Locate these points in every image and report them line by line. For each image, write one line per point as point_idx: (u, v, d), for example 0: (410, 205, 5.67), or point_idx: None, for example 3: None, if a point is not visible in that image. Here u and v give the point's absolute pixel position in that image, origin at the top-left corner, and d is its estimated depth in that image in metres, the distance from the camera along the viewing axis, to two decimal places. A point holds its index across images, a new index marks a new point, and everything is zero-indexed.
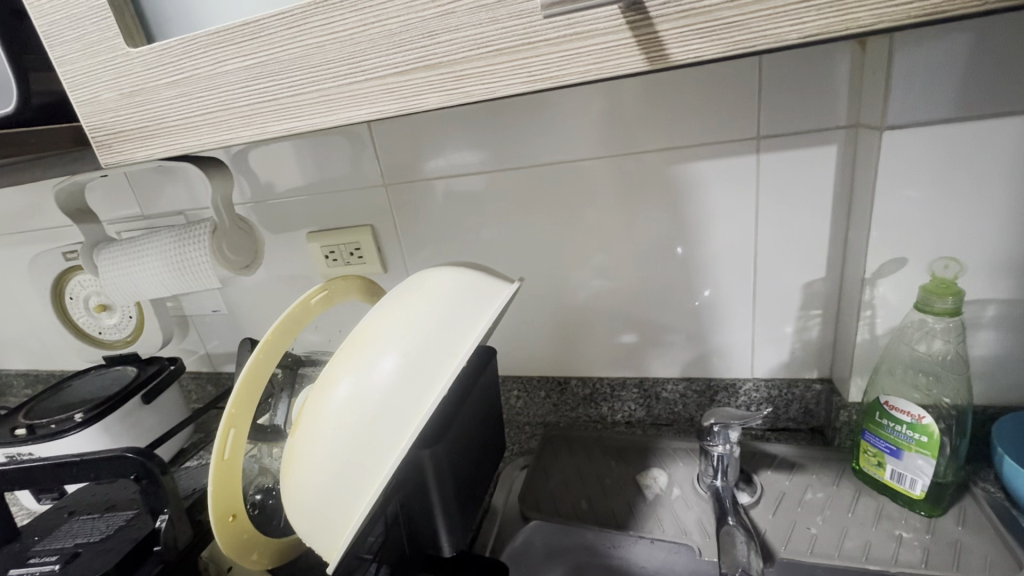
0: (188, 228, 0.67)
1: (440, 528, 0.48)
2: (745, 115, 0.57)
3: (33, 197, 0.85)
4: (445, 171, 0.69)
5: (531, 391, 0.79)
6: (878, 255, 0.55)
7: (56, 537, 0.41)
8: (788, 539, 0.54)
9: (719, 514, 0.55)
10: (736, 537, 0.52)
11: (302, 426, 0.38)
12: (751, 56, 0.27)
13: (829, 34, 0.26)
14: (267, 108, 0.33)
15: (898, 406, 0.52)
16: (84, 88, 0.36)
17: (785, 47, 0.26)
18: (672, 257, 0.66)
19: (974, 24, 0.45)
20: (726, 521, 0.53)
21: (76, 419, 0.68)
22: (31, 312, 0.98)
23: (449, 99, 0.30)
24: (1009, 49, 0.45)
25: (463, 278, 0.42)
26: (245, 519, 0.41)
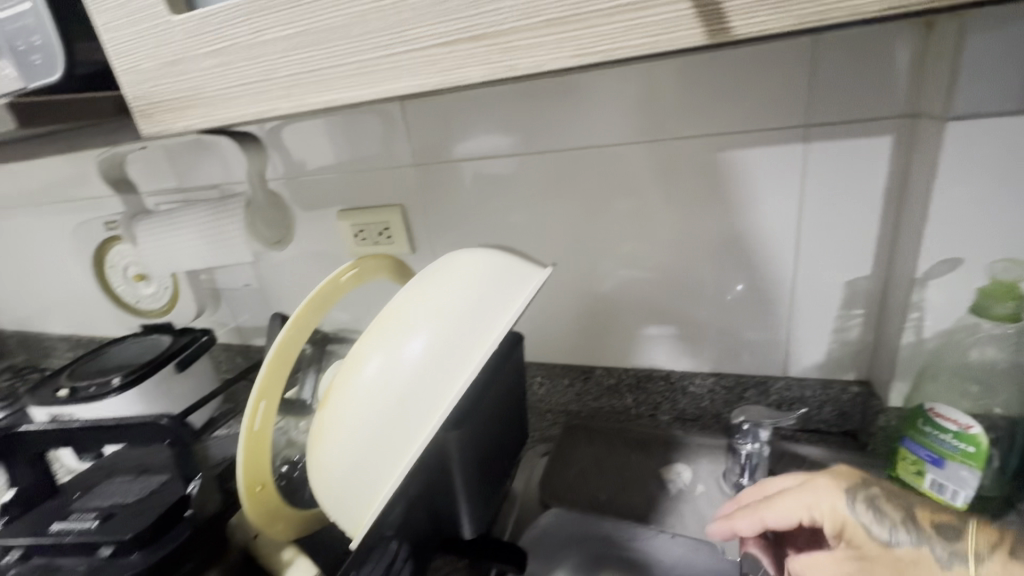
0: (222, 202, 0.67)
1: (462, 511, 0.50)
2: (792, 102, 0.54)
3: (75, 168, 0.87)
4: (477, 151, 0.68)
5: (554, 378, 0.78)
6: (931, 254, 0.52)
7: (95, 496, 0.42)
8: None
9: None
10: None
11: (330, 402, 0.38)
12: (822, 31, 0.25)
13: (913, 7, 0.23)
14: (305, 79, 0.32)
15: (944, 413, 0.50)
16: (126, 57, 0.36)
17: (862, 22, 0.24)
18: (708, 249, 0.63)
19: None
20: None
21: (114, 383, 0.71)
22: (74, 279, 1.02)
23: (493, 73, 0.29)
24: None
25: (495, 258, 0.41)
26: (273, 491, 0.42)
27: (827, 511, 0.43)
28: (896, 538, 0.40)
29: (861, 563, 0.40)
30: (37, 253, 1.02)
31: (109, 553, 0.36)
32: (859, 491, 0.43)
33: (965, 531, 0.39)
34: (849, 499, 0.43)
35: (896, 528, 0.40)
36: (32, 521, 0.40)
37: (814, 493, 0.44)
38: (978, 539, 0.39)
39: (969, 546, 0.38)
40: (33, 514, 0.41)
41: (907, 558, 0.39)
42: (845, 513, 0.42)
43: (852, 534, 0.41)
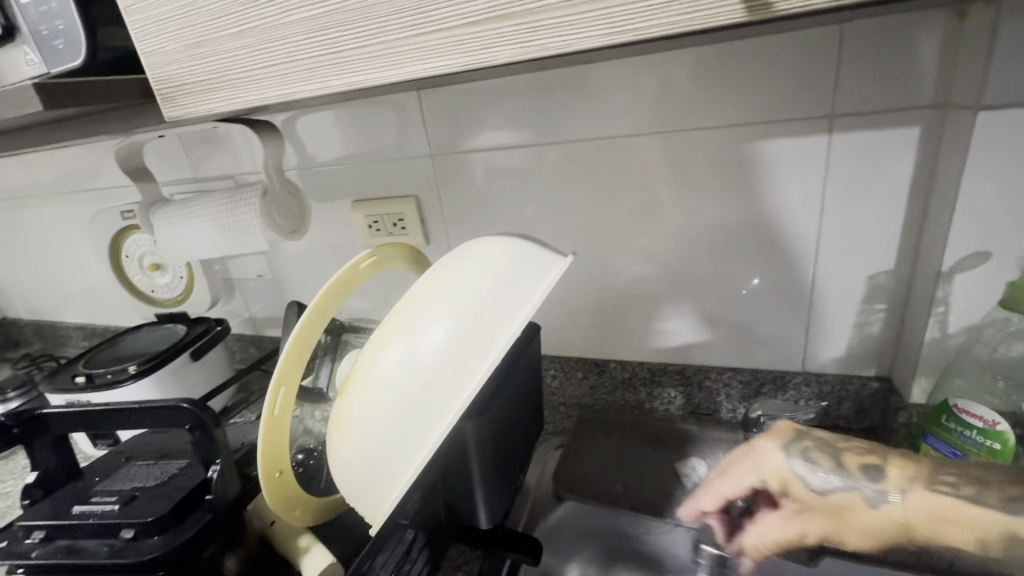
0: (239, 191, 0.67)
1: (478, 501, 0.48)
2: (817, 92, 0.53)
3: (92, 158, 0.88)
4: (494, 142, 0.68)
5: (568, 371, 0.77)
6: (958, 247, 0.50)
7: (115, 480, 0.42)
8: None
9: None
10: None
11: (351, 388, 0.38)
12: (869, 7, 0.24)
13: None
14: (331, 61, 0.32)
15: (969, 410, 0.49)
16: (150, 39, 0.36)
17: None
18: (727, 241, 0.63)
19: None
20: None
21: (130, 371, 0.72)
22: (90, 269, 1.03)
23: (523, 53, 0.28)
24: None
25: (517, 246, 0.40)
26: (291, 477, 0.42)
27: (770, 472, 0.47)
28: (826, 487, 0.43)
29: (805, 512, 0.46)
30: (54, 243, 1.03)
31: (131, 536, 0.36)
32: (795, 447, 0.46)
33: (886, 467, 0.42)
34: (787, 456, 0.46)
35: (827, 474, 0.43)
36: (54, 504, 0.40)
37: (758, 458, 0.48)
38: (898, 471, 0.41)
39: (889, 482, 0.41)
40: (54, 497, 0.41)
41: (843, 505, 0.43)
42: (784, 471, 0.46)
43: (793, 490, 0.45)
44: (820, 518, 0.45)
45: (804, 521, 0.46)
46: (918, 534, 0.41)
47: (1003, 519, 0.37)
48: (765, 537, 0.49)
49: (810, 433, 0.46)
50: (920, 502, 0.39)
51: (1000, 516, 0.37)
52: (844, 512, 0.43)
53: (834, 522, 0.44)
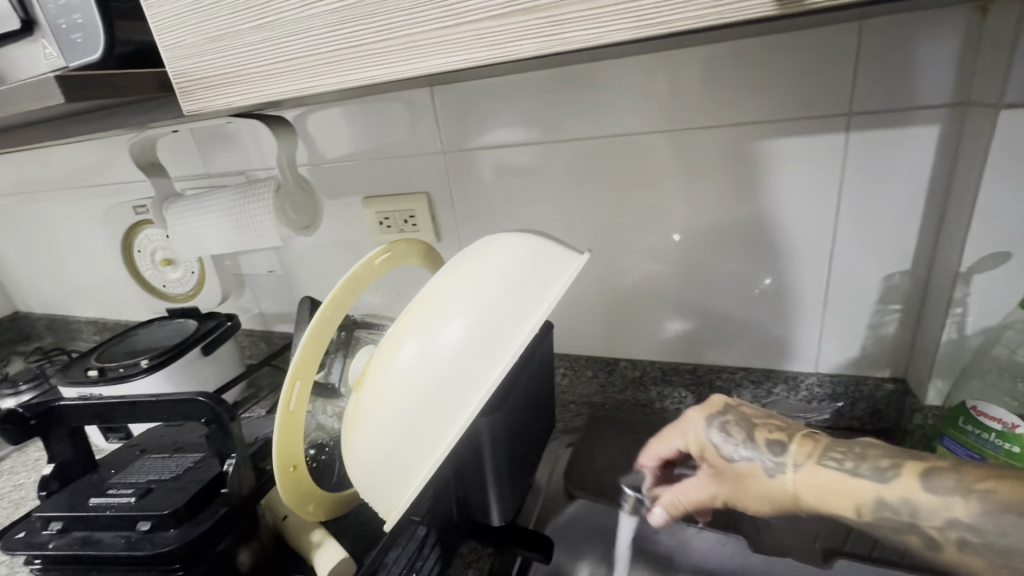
0: (251, 187, 0.68)
1: (491, 497, 0.48)
2: (834, 89, 0.53)
3: (106, 153, 0.88)
4: (506, 139, 0.67)
5: (578, 370, 0.77)
6: (977, 247, 0.50)
7: (131, 472, 0.42)
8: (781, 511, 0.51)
9: None
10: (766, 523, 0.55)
11: (367, 383, 0.38)
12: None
13: None
14: (352, 54, 0.32)
15: (987, 412, 0.48)
16: (170, 33, 0.36)
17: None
18: (740, 241, 0.62)
19: None
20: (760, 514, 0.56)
21: (141, 365, 0.72)
22: (102, 264, 1.04)
23: (546, 46, 0.28)
24: None
25: (535, 242, 0.40)
26: (305, 472, 0.42)
27: (691, 437, 0.47)
28: (734, 454, 0.43)
29: (715, 478, 0.45)
30: (67, 237, 1.04)
31: (147, 528, 0.37)
32: (714, 417, 0.46)
33: (790, 444, 0.42)
34: (706, 424, 0.46)
35: (738, 445, 0.43)
36: (70, 495, 0.40)
37: (682, 425, 0.49)
38: (800, 448, 0.41)
39: (789, 457, 0.41)
40: (71, 488, 0.42)
41: (745, 471, 0.43)
42: (703, 437, 0.46)
43: (707, 455, 0.46)
44: (724, 486, 0.45)
45: (710, 487, 0.46)
46: (806, 508, 0.40)
47: (870, 484, 0.37)
48: (680, 495, 0.47)
49: (731, 408, 0.47)
50: (809, 475, 0.40)
51: (875, 485, 0.37)
52: (745, 479, 0.43)
53: (735, 489, 0.44)
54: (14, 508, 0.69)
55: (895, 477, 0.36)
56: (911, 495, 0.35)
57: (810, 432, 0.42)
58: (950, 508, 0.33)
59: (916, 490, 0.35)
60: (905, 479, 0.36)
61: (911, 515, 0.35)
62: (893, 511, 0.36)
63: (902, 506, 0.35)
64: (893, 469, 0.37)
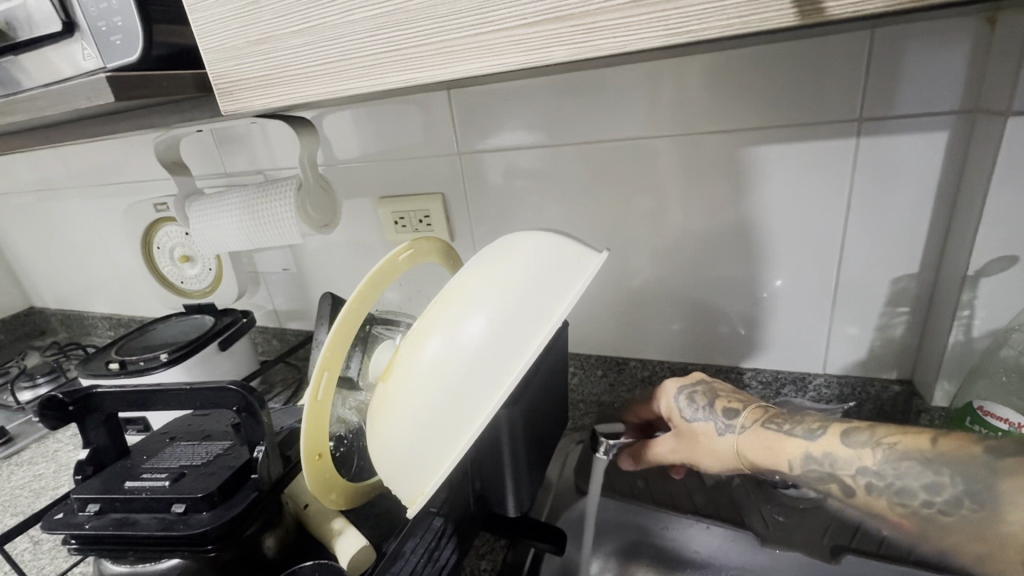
0: (273, 186, 0.69)
1: (507, 490, 0.50)
2: (845, 96, 0.54)
3: (127, 151, 0.90)
4: (517, 142, 0.69)
5: (588, 369, 0.78)
6: (985, 251, 0.51)
7: (162, 458, 0.44)
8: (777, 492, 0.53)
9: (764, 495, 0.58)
10: (773, 517, 0.57)
11: (394, 374, 0.39)
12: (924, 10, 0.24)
13: None
14: (389, 58, 0.33)
15: (994, 412, 0.49)
16: (212, 36, 0.38)
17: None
18: (751, 242, 0.63)
19: None
20: (768, 509, 0.57)
21: (161, 359, 0.74)
22: (118, 260, 1.06)
23: (577, 53, 0.29)
24: None
25: (555, 241, 0.42)
26: (329, 460, 0.43)
27: (662, 404, 0.55)
28: (693, 417, 0.51)
29: (675, 438, 0.52)
30: (86, 234, 1.06)
31: (182, 511, 0.38)
32: (685, 388, 0.53)
33: (741, 411, 0.49)
34: (677, 393, 0.53)
35: (698, 409, 0.51)
36: (106, 479, 0.42)
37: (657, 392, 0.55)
38: (749, 415, 0.49)
39: (740, 421, 0.48)
40: (105, 473, 0.43)
41: (699, 429, 0.50)
42: (672, 403, 0.53)
43: (671, 419, 0.53)
44: (681, 445, 0.52)
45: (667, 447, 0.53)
46: (748, 465, 0.48)
47: (802, 442, 0.45)
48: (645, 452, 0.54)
49: (702, 383, 0.54)
50: (754, 437, 0.47)
51: (805, 442, 0.45)
52: (699, 437, 0.50)
53: (690, 446, 0.51)
54: (37, 497, 0.71)
55: (822, 435, 0.45)
56: (831, 449, 0.44)
57: (763, 405, 0.50)
58: (862, 458, 0.42)
59: (838, 446, 0.43)
60: (829, 436, 0.44)
61: (832, 466, 0.43)
62: (818, 463, 0.44)
63: (825, 458, 0.44)
64: (821, 429, 0.45)
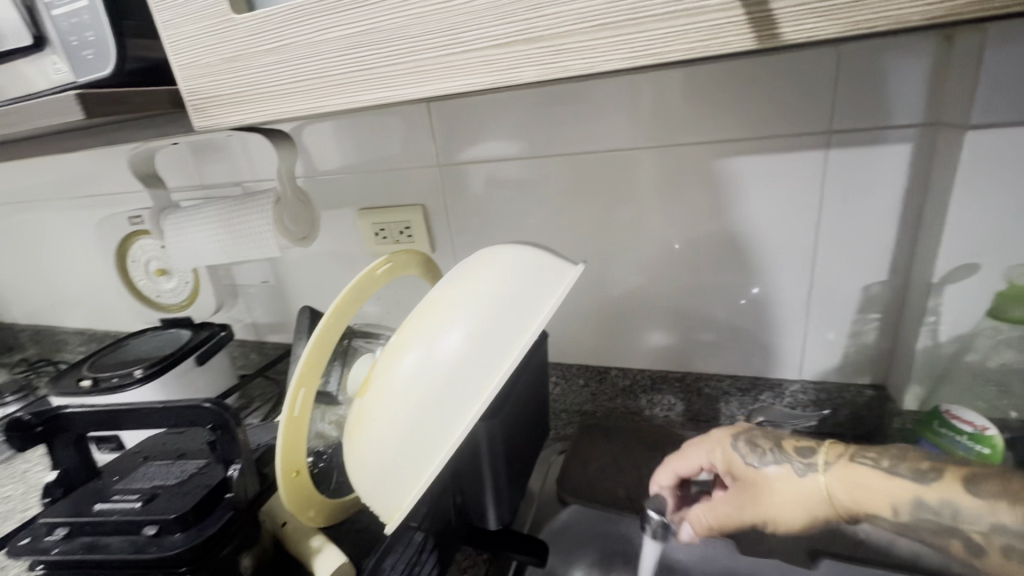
0: (249, 199, 0.68)
1: (488, 502, 0.50)
2: (813, 109, 0.56)
3: (102, 163, 0.89)
4: (497, 154, 0.70)
5: (570, 378, 0.78)
6: (948, 259, 0.52)
7: (135, 478, 0.43)
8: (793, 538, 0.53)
9: None
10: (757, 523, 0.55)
11: (371, 389, 0.39)
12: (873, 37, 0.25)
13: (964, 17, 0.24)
14: (362, 77, 0.33)
15: (960, 416, 0.51)
16: (185, 53, 0.38)
17: (916, 28, 0.25)
18: (714, 253, 0.65)
19: None
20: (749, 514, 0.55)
21: (136, 375, 0.72)
22: (92, 274, 1.03)
23: (547, 73, 0.30)
24: None
25: (531, 255, 0.42)
26: (306, 477, 0.43)
27: (716, 454, 0.49)
28: (763, 463, 0.45)
29: (743, 490, 0.47)
30: (59, 248, 1.03)
31: (154, 533, 0.37)
32: (741, 434, 0.48)
33: (819, 448, 0.45)
34: (733, 440, 0.48)
35: (766, 453, 0.46)
36: (75, 501, 0.41)
37: (708, 439, 0.50)
38: (829, 450, 0.45)
39: (821, 458, 0.44)
40: (75, 495, 0.42)
41: (774, 475, 0.45)
42: (729, 451, 0.48)
43: (733, 468, 0.47)
44: (750, 496, 0.46)
45: (735, 503, 0.47)
46: (843, 509, 0.42)
47: (911, 485, 0.39)
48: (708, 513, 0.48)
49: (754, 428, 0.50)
50: (844, 472, 0.43)
51: (916, 486, 0.39)
52: (773, 483, 0.45)
53: (764, 497, 0.45)
54: (3, 521, 0.69)
55: (936, 480, 0.39)
56: (953, 498, 0.38)
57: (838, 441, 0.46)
58: (994, 512, 0.36)
59: (959, 494, 0.38)
60: (946, 482, 0.39)
61: (952, 517, 0.37)
62: (936, 513, 0.38)
63: (944, 507, 0.38)
64: (933, 472, 0.39)
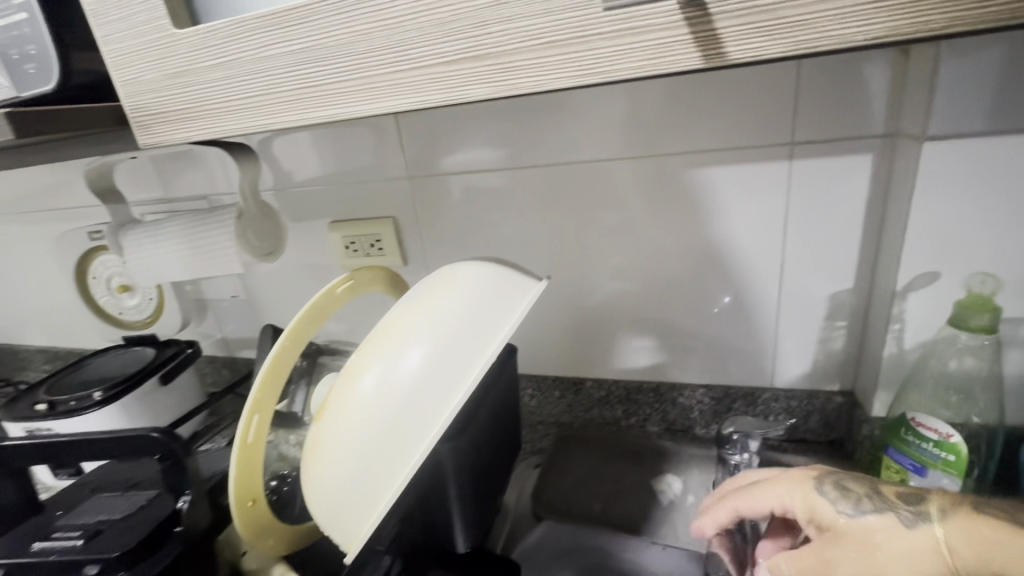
0: (212, 213, 0.67)
1: (456, 525, 0.48)
2: (777, 120, 0.56)
3: (60, 177, 0.86)
4: (468, 166, 0.69)
5: (545, 391, 0.78)
6: (910, 268, 0.53)
7: (80, 513, 0.41)
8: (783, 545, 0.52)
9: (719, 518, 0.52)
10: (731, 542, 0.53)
11: (326, 414, 0.38)
12: (813, 57, 0.27)
13: (897, 37, 0.25)
14: (309, 94, 0.33)
15: (926, 423, 0.51)
16: (127, 68, 0.37)
17: (850, 49, 0.26)
18: (682, 262, 0.65)
19: (1010, 36, 0.43)
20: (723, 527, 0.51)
21: (95, 398, 0.69)
22: (52, 291, 1.00)
23: (496, 91, 0.30)
24: None
25: (493, 273, 0.41)
26: (264, 505, 0.41)
27: (798, 502, 0.40)
28: (858, 511, 0.37)
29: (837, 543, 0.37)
30: (16, 263, 0.99)
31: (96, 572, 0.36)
32: (827, 477, 0.41)
33: (930, 497, 0.37)
34: (816, 484, 0.41)
35: (860, 500, 0.38)
36: (13, 541, 0.39)
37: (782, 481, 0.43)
38: (943, 501, 0.36)
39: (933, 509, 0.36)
40: (14, 534, 0.40)
41: (875, 527, 0.36)
42: (812, 497, 0.40)
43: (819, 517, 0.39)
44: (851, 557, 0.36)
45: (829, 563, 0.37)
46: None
47: None
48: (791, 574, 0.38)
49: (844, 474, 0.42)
50: (964, 524, 0.34)
51: None
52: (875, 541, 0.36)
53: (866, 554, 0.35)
54: None
55: None
56: None
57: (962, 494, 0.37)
58: None
59: None
60: None
61: None
62: None
63: None
64: None
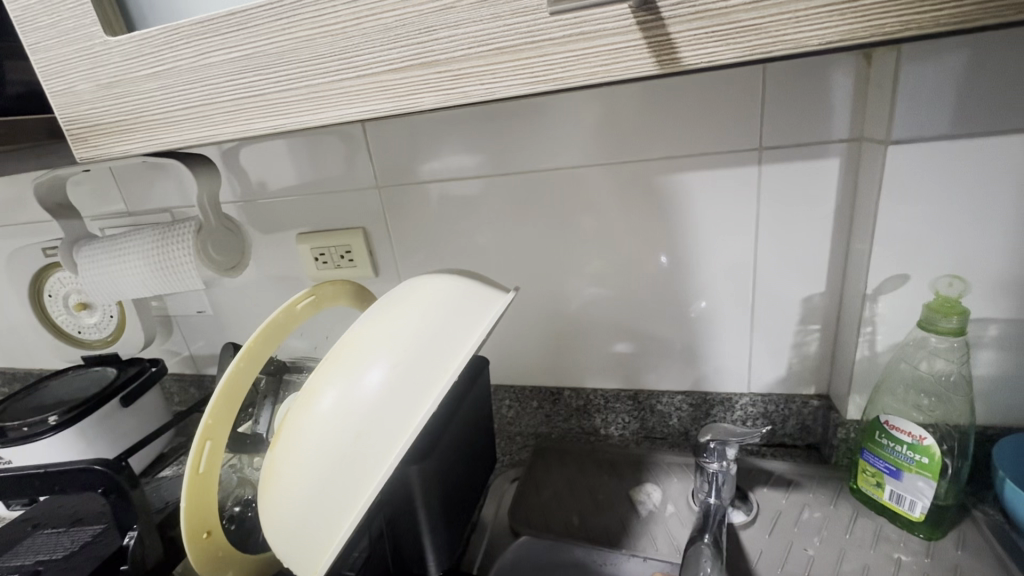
0: (170, 226, 0.64)
1: (427, 547, 0.46)
2: (745, 125, 0.56)
3: (12, 191, 0.82)
4: (439, 173, 0.67)
5: (523, 401, 0.76)
6: (880, 270, 0.53)
7: (18, 554, 0.43)
8: (761, 554, 0.54)
9: (699, 528, 0.52)
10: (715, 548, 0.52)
11: (282, 439, 0.36)
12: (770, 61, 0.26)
13: (854, 40, 0.25)
14: (252, 103, 0.32)
15: (899, 425, 0.51)
16: (59, 78, 0.35)
17: (805, 53, 0.26)
18: (657, 268, 0.65)
19: (969, 41, 0.43)
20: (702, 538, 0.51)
21: (50, 422, 0.66)
22: (7, 310, 0.95)
23: (447, 99, 0.29)
24: (1004, 69, 0.44)
25: (457, 286, 0.40)
26: (221, 537, 0.40)
27: None
28: None
29: None
30: None
31: None
32: None
33: None
34: None
35: None
36: None
37: None
38: None
39: None
40: None
41: None
42: None
43: None
44: None
45: None
46: None
47: None
48: None
49: None
50: None
51: None
52: None
53: None
54: None
55: None
56: None
57: None
58: None
59: None
60: None
61: None
62: None
63: None
64: None
